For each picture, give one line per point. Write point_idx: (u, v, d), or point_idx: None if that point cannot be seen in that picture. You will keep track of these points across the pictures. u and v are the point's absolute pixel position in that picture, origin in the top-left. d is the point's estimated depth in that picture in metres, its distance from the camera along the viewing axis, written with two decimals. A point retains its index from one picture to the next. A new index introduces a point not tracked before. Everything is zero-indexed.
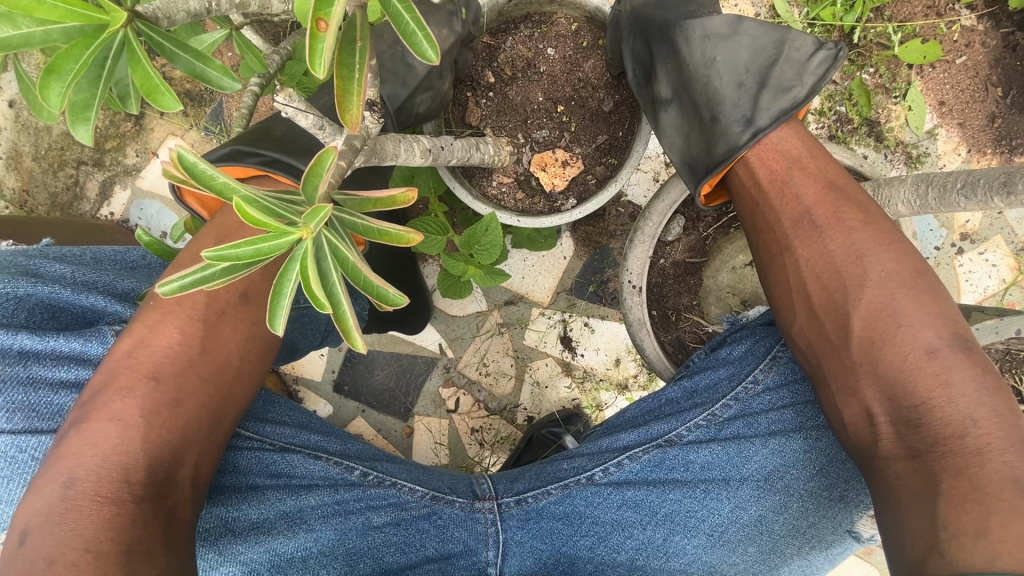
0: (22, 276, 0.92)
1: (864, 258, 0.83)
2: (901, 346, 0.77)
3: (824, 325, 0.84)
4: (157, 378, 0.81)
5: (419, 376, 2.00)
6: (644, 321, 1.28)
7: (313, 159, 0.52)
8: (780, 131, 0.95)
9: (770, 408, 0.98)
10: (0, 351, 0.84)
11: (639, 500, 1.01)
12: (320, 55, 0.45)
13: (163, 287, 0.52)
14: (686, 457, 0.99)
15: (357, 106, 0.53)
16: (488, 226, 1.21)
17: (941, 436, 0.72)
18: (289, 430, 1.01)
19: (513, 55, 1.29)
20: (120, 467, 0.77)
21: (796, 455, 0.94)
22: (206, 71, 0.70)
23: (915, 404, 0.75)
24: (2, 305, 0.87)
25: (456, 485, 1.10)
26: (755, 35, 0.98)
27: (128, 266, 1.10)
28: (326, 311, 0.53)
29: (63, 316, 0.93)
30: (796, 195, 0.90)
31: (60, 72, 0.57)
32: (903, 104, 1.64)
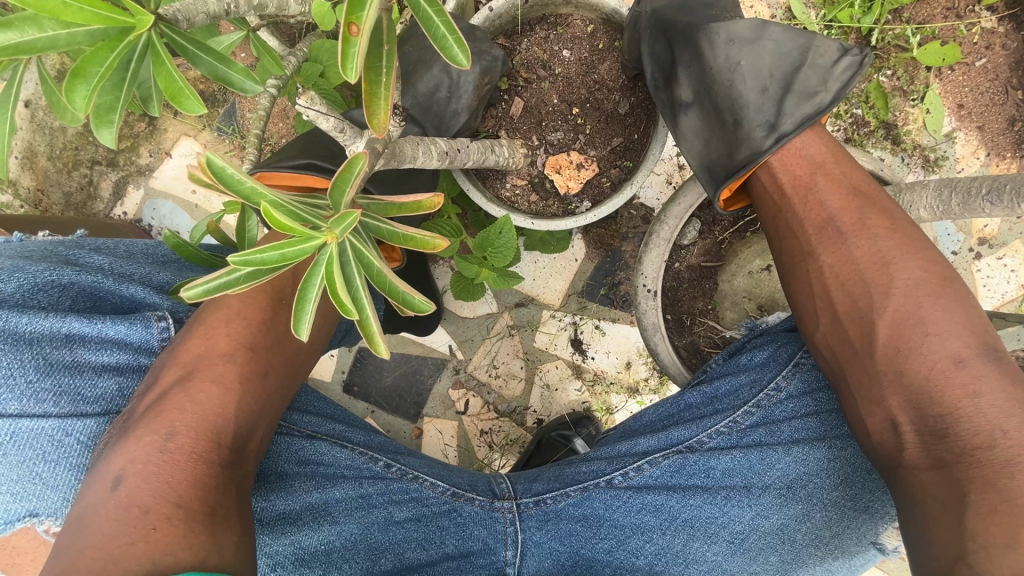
0: (65, 265, 0.93)
1: (890, 265, 0.81)
2: (926, 355, 0.76)
3: (847, 331, 0.83)
4: (254, 350, 0.87)
5: (430, 377, 2.00)
6: (659, 325, 1.27)
7: (343, 164, 0.53)
8: (802, 136, 0.94)
9: (792, 416, 0.96)
10: (48, 334, 0.84)
11: (659, 504, 0.99)
12: (352, 60, 0.44)
13: (188, 292, 0.52)
14: (707, 464, 0.98)
15: (385, 110, 0.52)
16: (502, 229, 1.20)
17: (969, 446, 0.71)
18: (316, 420, 1.04)
19: (529, 57, 1.29)
20: (214, 428, 0.80)
21: (819, 463, 0.93)
22: (228, 73, 0.69)
23: (942, 414, 0.73)
24: (48, 291, 0.88)
25: (475, 482, 1.11)
26: (780, 40, 0.96)
27: (159, 258, 1.09)
28: (352, 316, 0.52)
29: (104, 304, 0.93)
30: (819, 201, 0.89)
31: (86, 75, 0.57)
32: (920, 107, 1.62)
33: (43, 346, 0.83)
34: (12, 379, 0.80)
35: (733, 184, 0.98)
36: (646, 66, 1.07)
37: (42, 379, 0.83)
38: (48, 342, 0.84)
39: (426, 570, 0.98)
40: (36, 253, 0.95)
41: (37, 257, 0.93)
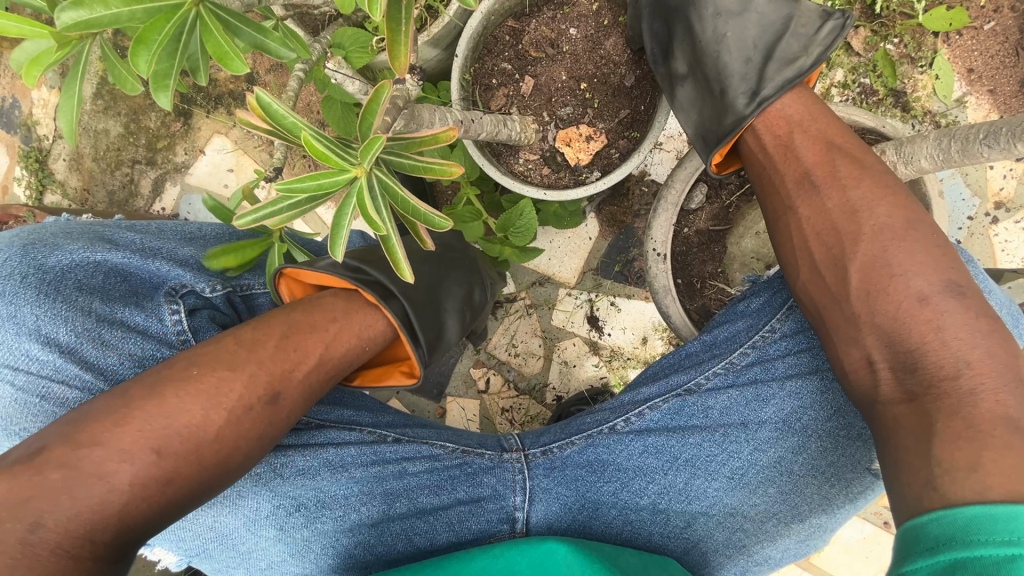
0: (99, 244, 1.02)
1: (859, 214, 0.87)
2: (893, 294, 0.81)
3: (825, 278, 0.88)
4: (160, 453, 0.75)
5: (451, 357, 2.08)
6: (670, 288, 1.32)
7: (371, 94, 0.60)
8: (785, 98, 1.01)
9: (786, 353, 0.99)
10: (78, 311, 0.94)
11: (661, 446, 1.04)
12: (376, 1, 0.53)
13: (239, 222, 0.62)
14: (706, 404, 1.02)
15: (406, 53, 0.58)
16: (522, 211, 1.32)
17: (936, 378, 0.76)
18: (324, 408, 1.07)
19: (537, 37, 1.36)
20: (91, 523, 0.70)
21: (812, 396, 0.97)
22: (267, 44, 0.77)
23: (910, 349, 0.79)
24: (82, 269, 0.98)
25: (484, 440, 1.14)
26: (765, 11, 1.03)
27: (189, 234, 1.15)
28: (383, 233, 0.61)
29: (133, 280, 1.02)
30: (796, 157, 0.95)
31: (148, 43, 0.66)
32: (929, 73, 1.64)
33: (75, 319, 0.93)
34: (52, 344, 0.91)
35: (723, 148, 1.05)
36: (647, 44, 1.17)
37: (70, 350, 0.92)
38: (79, 316, 0.94)
39: (439, 513, 1.05)
40: (75, 230, 1.05)
41: (78, 236, 1.02)
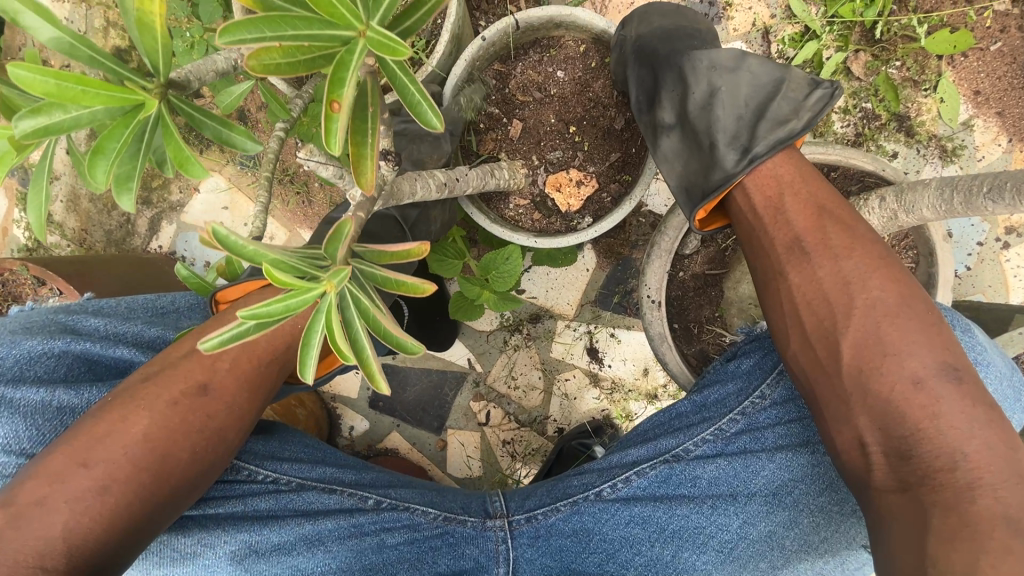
0: (61, 333, 0.96)
1: (852, 286, 0.83)
2: (886, 376, 0.77)
3: (816, 351, 0.85)
4: (87, 464, 0.79)
5: (451, 391, 2.05)
6: (666, 335, 1.28)
7: (332, 228, 0.58)
8: (775, 158, 0.96)
9: (777, 422, 0.97)
10: (38, 407, 0.88)
11: (647, 516, 1.02)
12: (334, 134, 0.49)
13: (205, 345, 0.57)
14: (693, 473, 1.00)
15: (371, 169, 0.57)
16: (509, 256, 1.31)
17: (931, 469, 0.73)
18: (305, 466, 1.07)
19: (524, 80, 1.33)
20: (36, 551, 0.75)
21: (803, 470, 0.94)
22: (230, 136, 0.74)
23: (904, 435, 0.76)
24: (43, 361, 0.92)
25: (468, 504, 1.13)
26: (757, 72, 1.02)
27: (160, 310, 1.10)
28: (349, 361, 0.58)
29: (98, 367, 0.98)
30: (787, 221, 0.91)
31: (105, 152, 0.64)
32: (933, 97, 1.58)
33: (36, 416, 0.87)
34: (9, 446, 0.85)
35: (709, 204, 1.01)
36: (632, 90, 1.15)
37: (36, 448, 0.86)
38: (39, 413, 0.87)
39: None
40: (35, 320, 0.99)
41: (37, 328, 0.96)
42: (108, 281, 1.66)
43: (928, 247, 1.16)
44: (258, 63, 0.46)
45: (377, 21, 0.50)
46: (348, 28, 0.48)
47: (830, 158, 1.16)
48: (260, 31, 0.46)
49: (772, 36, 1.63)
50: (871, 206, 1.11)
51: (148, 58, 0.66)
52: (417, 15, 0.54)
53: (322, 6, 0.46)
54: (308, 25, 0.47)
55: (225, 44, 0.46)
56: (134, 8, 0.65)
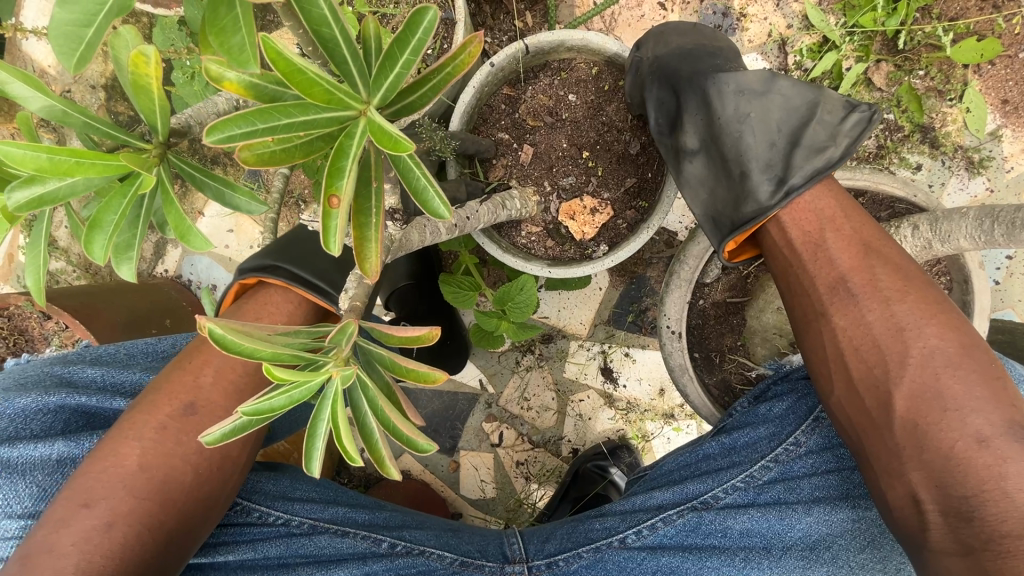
0: (59, 385, 0.91)
1: (906, 333, 0.78)
2: (947, 432, 0.73)
3: (863, 399, 0.80)
4: (89, 504, 0.74)
5: (463, 412, 1.99)
6: (686, 366, 1.24)
7: (337, 327, 0.51)
8: (813, 190, 0.92)
9: (812, 472, 0.96)
10: (40, 462, 0.83)
11: (675, 566, 0.99)
12: (333, 232, 0.45)
13: (206, 440, 0.54)
14: (724, 523, 0.98)
15: (375, 255, 0.51)
16: (523, 286, 1.26)
17: (997, 534, 0.67)
18: (316, 506, 1.01)
19: (534, 105, 1.28)
20: None
21: (843, 524, 0.93)
22: (233, 197, 0.70)
23: (966, 495, 0.70)
24: (40, 416, 0.87)
25: (486, 547, 1.09)
26: (789, 94, 0.96)
27: (159, 355, 1.07)
28: (357, 461, 0.55)
29: (97, 419, 0.93)
30: (829, 258, 0.87)
31: (102, 225, 0.61)
32: (959, 107, 1.51)
33: (35, 474, 0.82)
34: (7, 509, 0.79)
35: (739, 236, 0.96)
36: (651, 112, 1.09)
37: (38, 505, 0.81)
38: (39, 470, 0.83)
39: None
40: (28, 374, 0.93)
41: (31, 382, 0.90)
42: (113, 312, 1.63)
43: (964, 274, 1.11)
44: (250, 156, 0.43)
45: (378, 100, 0.46)
46: (345, 110, 0.44)
47: (858, 184, 1.12)
48: (250, 125, 0.42)
49: (789, 47, 1.58)
50: (903, 234, 1.06)
51: (144, 117, 0.63)
52: (424, 90, 0.49)
53: (316, 95, 0.42)
54: (301, 113, 0.43)
55: (212, 141, 0.42)
56: (130, 70, 0.60)
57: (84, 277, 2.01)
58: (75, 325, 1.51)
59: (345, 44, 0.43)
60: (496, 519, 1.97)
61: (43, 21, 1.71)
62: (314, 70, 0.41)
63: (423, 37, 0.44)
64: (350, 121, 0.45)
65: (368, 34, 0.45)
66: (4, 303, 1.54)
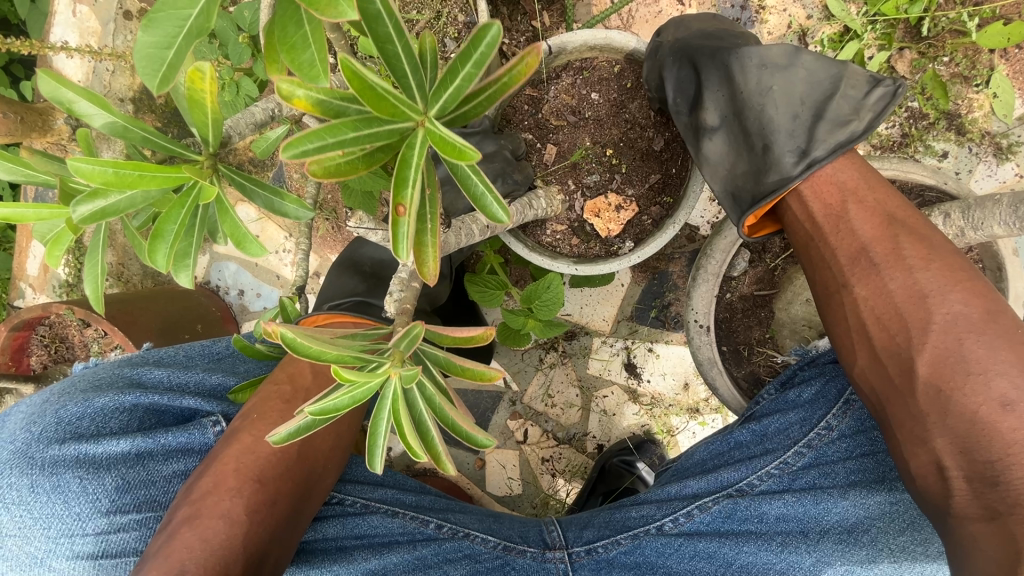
0: (128, 387, 0.93)
1: (928, 299, 0.78)
2: (971, 397, 0.72)
3: (886, 368, 0.80)
4: (261, 481, 0.81)
5: (487, 410, 2.00)
6: (715, 360, 1.25)
7: (404, 330, 0.54)
8: (835, 163, 0.92)
9: (847, 456, 0.97)
10: (120, 458, 0.87)
11: (712, 552, 1.00)
12: (403, 240, 0.47)
13: (274, 439, 0.57)
14: (759, 508, 1.00)
15: (434, 258, 0.54)
16: (550, 283, 1.28)
17: (1023, 498, 0.67)
18: (368, 487, 1.05)
19: (558, 104, 1.30)
20: (221, 561, 0.75)
21: (880, 507, 0.91)
22: (282, 205, 0.73)
23: (990, 460, 0.70)
24: (116, 416, 0.90)
25: (527, 533, 1.11)
26: (813, 68, 0.96)
27: (215, 356, 1.09)
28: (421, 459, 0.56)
29: (168, 416, 0.96)
30: (851, 230, 0.87)
31: (163, 235, 0.64)
32: (986, 92, 1.49)
33: (117, 469, 0.87)
34: (97, 504, 0.84)
35: (759, 210, 0.97)
36: (670, 91, 1.09)
37: (123, 495, 0.86)
38: (121, 465, 0.87)
39: None
40: (102, 377, 0.94)
41: (105, 383, 0.93)
42: (149, 318, 1.68)
43: (997, 261, 1.10)
44: (320, 169, 0.46)
45: (436, 110, 0.48)
46: (406, 121, 0.47)
47: (888, 173, 1.12)
48: (321, 140, 0.44)
49: (809, 38, 1.57)
50: (935, 222, 1.06)
51: (197, 130, 0.66)
52: (479, 99, 0.52)
53: (383, 108, 0.44)
54: (366, 126, 0.46)
55: (288, 156, 0.44)
56: (186, 85, 0.63)
57: (115, 286, 2.04)
58: (116, 331, 1.57)
59: (407, 58, 0.45)
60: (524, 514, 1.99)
61: (72, 37, 1.76)
62: (383, 84, 0.43)
63: (485, 52, 0.46)
64: (411, 132, 0.48)
65: (425, 48, 0.48)
66: (46, 312, 1.59)
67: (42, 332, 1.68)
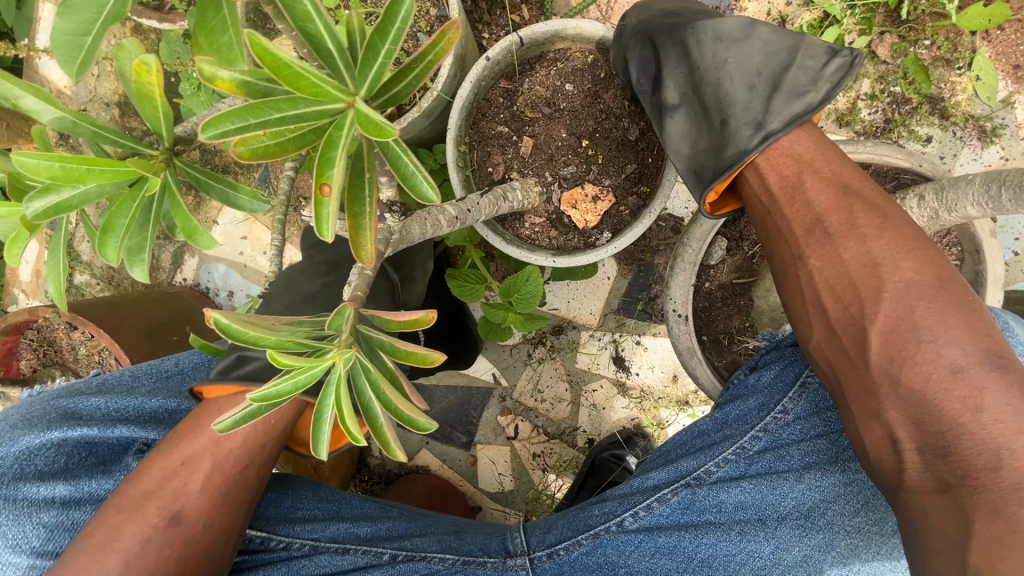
0: (63, 421, 0.96)
1: (880, 267, 0.77)
2: (922, 365, 0.71)
3: (842, 341, 0.80)
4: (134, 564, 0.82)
5: (477, 407, 1.99)
6: (694, 349, 1.24)
7: (335, 312, 0.54)
8: (791, 135, 0.92)
9: (801, 438, 0.98)
10: (45, 500, 0.90)
11: (673, 546, 1.01)
12: (326, 219, 0.49)
13: (218, 427, 0.58)
14: (718, 498, 1.00)
15: (370, 242, 0.54)
16: (528, 277, 1.28)
17: (973, 468, 0.67)
18: (318, 525, 1.06)
19: (532, 96, 1.29)
20: None
21: (835, 489, 0.94)
22: (238, 198, 0.73)
23: (942, 431, 0.69)
24: (44, 454, 0.93)
25: (489, 544, 1.10)
26: (769, 40, 0.97)
27: (163, 375, 1.12)
28: (362, 441, 0.59)
29: (100, 450, 0.99)
30: (807, 201, 0.86)
31: (114, 229, 0.65)
32: (969, 75, 1.48)
33: (39, 513, 0.89)
34: (19, 546, 0.87)
35: (720, 185, 0.97)
36: (633, 71, 1.09)
37: (47, 538, 0.89)
38: (44, 508, 0.89)
39: None
40: (35, 413, 0.97)
41: (36, 419, 0.96)
42: (136, 320, 1.69)
43: (975, 243, 1.09)
44: (246, 151, 0.47)
45: (365, 91, 0.48)
46: (336, 102, 0.46)
47: (863, 157, 1.11)
48: (243, 120, 0.44)
49: (789, 24, 1.55)
50: (909, 205, 1.04)
51: (149, 124, 0.66)
52: (408, 78, 0.51)
53: (304, 88, 0.44)
54: (291, 106, 0.45)
55: (209, 136, 0.45)
56: (133, 79, 0.63)
57: (106, 290, 2.04)
58: (101, 334, 1.57)
59: (330, 37, 0.45)
60: (516, 510, 1.99)
61: None
62: (300, 63, 0.43)
63: (401, 26, 0.46)
64: (340, 113, 0.47)
65: (353, 29, 0.47)
66: (33, 316, 1.60)
67: (30, 336, 1.69)
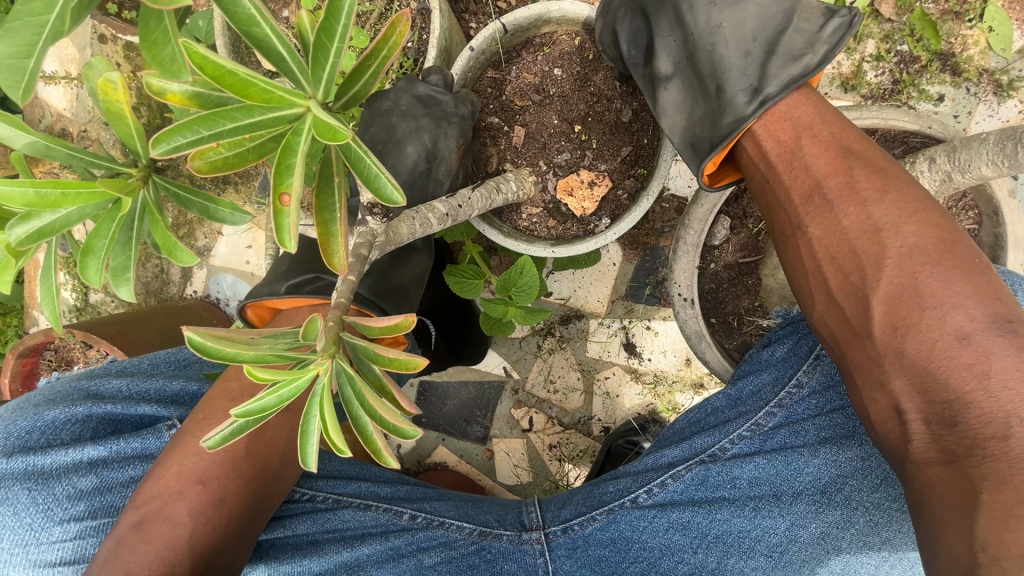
0: (84, 399, 1.00)
1: (882, 232, 0.73)
2: (927, 332, 0.68)
3: (844, 310, 0.76)
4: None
5: (491, 401, 1.99)
6: (703, 333, 1.20)
7: (303, 326, 0.54)
8: (789, 99, 0.88)
9: (816, 413, 0.96)
10: (73, 465, 0.93)
11: (687, 522, 0.99)
12: (288, 231, 0.47)
13: (208, 444, 0.56)
14: (731, 474, 0.98)
15: (342, 248, 0.52)
16: (522, 269, 1.24)
17: (981, 437, 0.64)
18: (340, 482, 1.07)
19: (520, 84, 1.26)
20: None
21: (851, 463, 0.91)
22: (217, 212, 0.72)
23: (948, 400, 0.66)
24: (69, 428, 0.96)
25: (504, 516, 1.10)
26: (763, 2, 0.92)
27: (181, 362, 1.19)
28: (345, 453, 0.58)
29: (124, 425, 1.02)
30: (805, 167, 0.83)
31: (94, 251, 0.64)
32: (980, 27, 1.40)
33: (68, 477, 0.92)
34: (51, 514, 0.89)
35: (717, 156, 0.93)
36: (624, 44, 1.05)
37: (75, 503, 0.91)
38: (72, 472, 0.92)
39: None
40: (57, 394, 1.01)
41: (60, 397, 1.00)
42: (149, 334, 1.70)
43: (993, 205, 1.04)
44: (203, 163, 0.45)
45: (321, 93, 0.46)
46: (292, 107, 0.45)
47: (868, 123, 1.06)
48: (194, 133, 0.43)
49: None
50: (921, 170, 0.99)
51: (123, 142, 0.64)
52: (365, 77, 0.51)
53: (253, 96, 0.43)
54: (244, 115, 0.43)
55: (163, 152, 0.44)
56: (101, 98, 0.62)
57: (120, 306, 2.07)
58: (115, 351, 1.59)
59: (279, 40, 0.45)
60: None
61: (54, 66, 1.77)
62: (243, 70, 0.41)
63: (345, 22, 0.44)
64: (299, 118, 0.46)
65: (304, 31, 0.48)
66: (49, 337, 1.63)
67: (49, 357, 1.73)
